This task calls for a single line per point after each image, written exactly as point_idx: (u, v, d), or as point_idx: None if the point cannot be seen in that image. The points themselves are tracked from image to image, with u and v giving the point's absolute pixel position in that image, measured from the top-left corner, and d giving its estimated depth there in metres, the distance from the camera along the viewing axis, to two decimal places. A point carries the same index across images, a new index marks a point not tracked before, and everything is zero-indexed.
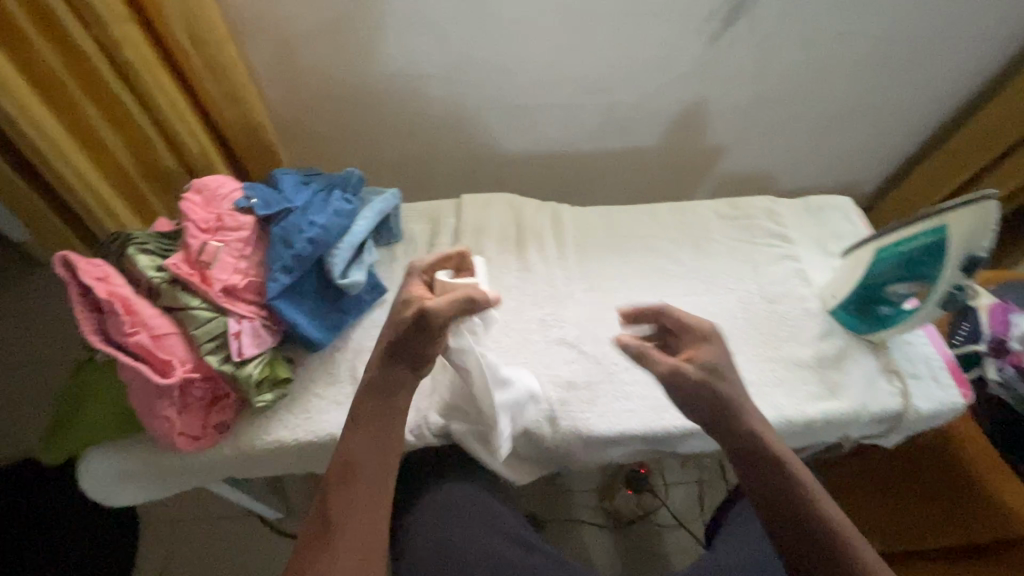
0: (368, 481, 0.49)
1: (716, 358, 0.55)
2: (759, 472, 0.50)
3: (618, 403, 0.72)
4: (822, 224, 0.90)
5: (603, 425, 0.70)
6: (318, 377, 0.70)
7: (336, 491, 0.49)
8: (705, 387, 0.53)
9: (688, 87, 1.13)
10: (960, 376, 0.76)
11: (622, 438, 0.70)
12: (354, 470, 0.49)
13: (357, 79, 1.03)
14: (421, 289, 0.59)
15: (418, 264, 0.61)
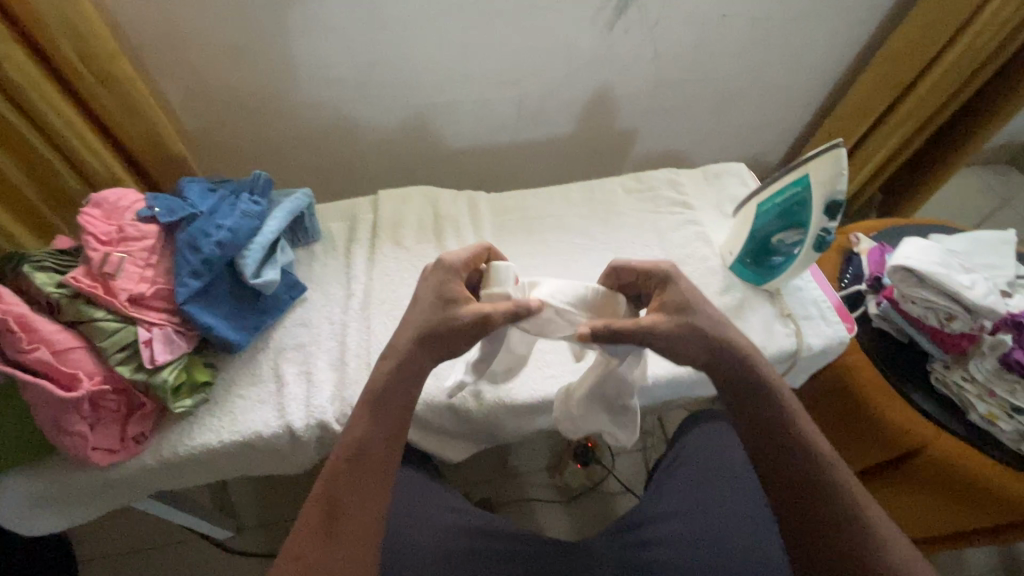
0: (380, 462, 0.54)
1: (687, 298, 0.60)
2: (757, 400, 0.58)
3: (540, 370, 0.75)
4: (719, 190, 0.98)
5: (525, 392, 0.73)
6: (240, 379, 0.71)
7: (349, 471, 0.53)
8: (684, 330, 0.59)
9: (594, 74, 1.20)
10: (845, 313, 0.84)
11: (544, 403, 0.73)
12: (366, 453, 0.54)
13: (268, 86, 1.04)
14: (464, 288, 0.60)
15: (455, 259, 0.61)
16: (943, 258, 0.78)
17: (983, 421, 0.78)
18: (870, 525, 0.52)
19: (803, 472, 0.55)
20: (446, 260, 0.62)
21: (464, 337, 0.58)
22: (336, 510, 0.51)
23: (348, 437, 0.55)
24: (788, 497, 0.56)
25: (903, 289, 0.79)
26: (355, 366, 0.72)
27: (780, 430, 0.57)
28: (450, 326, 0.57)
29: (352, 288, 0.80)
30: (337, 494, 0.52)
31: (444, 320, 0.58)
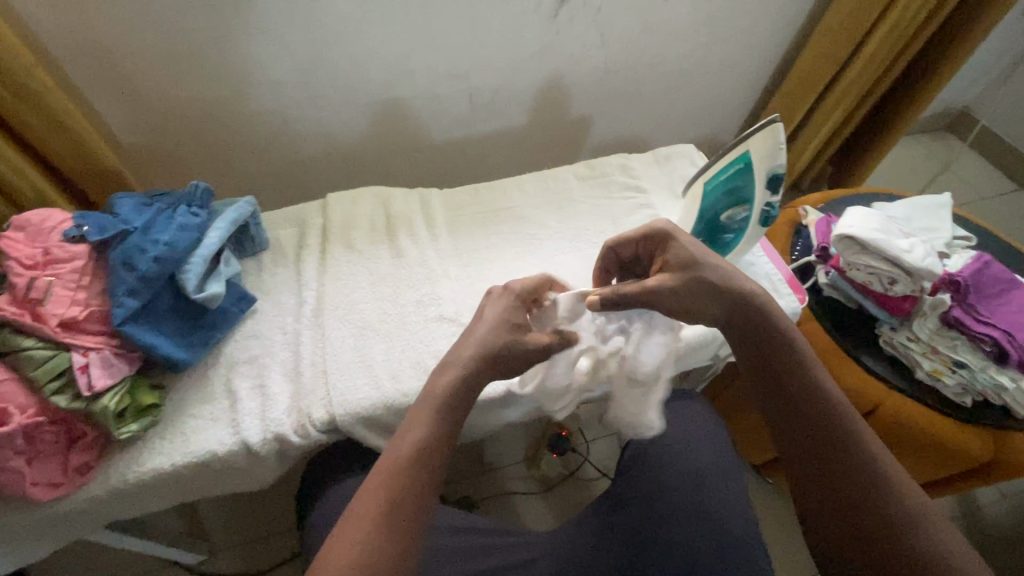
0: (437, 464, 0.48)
1: (690, 254, 0.60)
2: (768, 362, 0.58)
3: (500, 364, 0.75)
4: (670, 172, 0.99)
5: (486, 387, 0.73)
6: (190, 398, 0.68)
7: (411, 472, 0.47)
8: (686, 286, 0.59)
9: (543, 63, 1.19)
10: (796, 285, 0.86)
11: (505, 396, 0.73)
12: (425, 452, 0.48)
13: (206, 92, 1.00)
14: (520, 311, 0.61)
15: (514, 286, 0.64)
16: (883, 224, 0.80)
17: (929, 378, 0.81)
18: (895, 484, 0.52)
19: (816, 432, 0.55)
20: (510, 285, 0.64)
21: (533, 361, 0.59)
22: (399, 506, 0.45)
23: (406, 435, 0.49)
24: (803, 455, 0.55)
25: (848, 257, 0.81)
26: (311, 375, 0.70)
27: (791, 390, 0.56)
28: (511, 346, 0.57)
29: (304, 296, 0.78)
30: (402, 489, 0.46)
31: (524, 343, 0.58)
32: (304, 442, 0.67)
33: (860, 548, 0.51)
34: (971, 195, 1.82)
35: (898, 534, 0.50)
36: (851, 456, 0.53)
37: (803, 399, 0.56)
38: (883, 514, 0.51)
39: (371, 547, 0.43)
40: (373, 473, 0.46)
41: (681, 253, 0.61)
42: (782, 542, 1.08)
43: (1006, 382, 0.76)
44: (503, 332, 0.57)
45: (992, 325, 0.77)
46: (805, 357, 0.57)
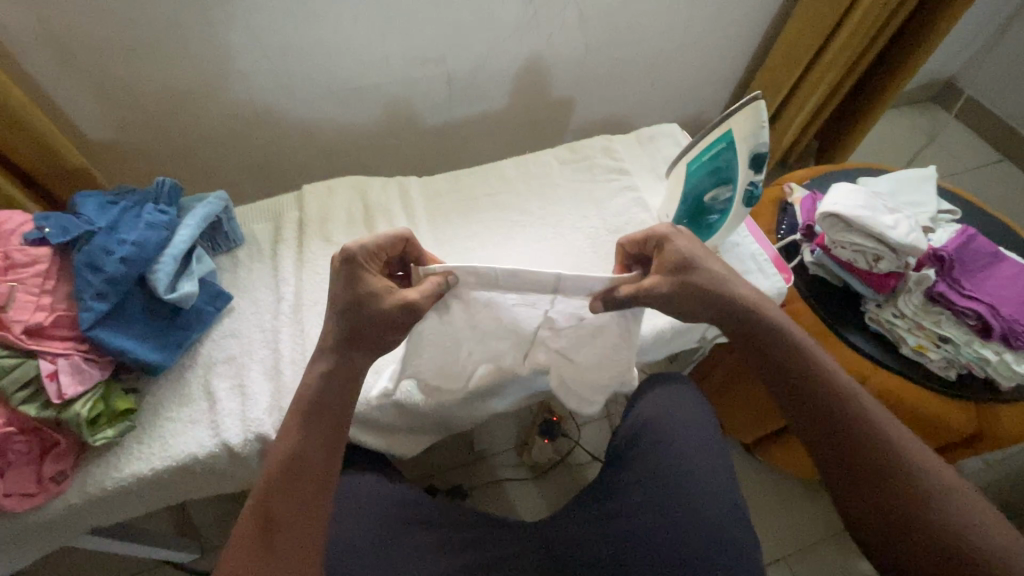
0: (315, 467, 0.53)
1: (685, 257, 0.60)
2: (775, 352, 0.59)
3: None
4: (653, 152, 0.97)
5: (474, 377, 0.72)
6: (169, 400, 0.67)
7: (286, 483, 0.51)
8: (686, 288, 0.60)
9: (522, 43, 1.16)
10: (781, 264, 0.86)
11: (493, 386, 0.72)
12: (301, 462, 0.52)
13: (173, 83, 0.96)
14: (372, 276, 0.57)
15: (354, 250, 0.57)
16: (867, 201, 0.80)
17: (914, 353, 0.81)
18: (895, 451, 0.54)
19: (831, 411, 0.56)
20: (351, 250, 0.57)
21: (395, 333, 0.57)
22: (271, 520, 0.50)
23: (285, 443, 0.53)
24: (822, 438, 0.56)
25: (832, 236, 0.80)
26: (292, 373, 0.69)
27: (801, 374, 0.58)
28: (370, 317, 0.56)
29: (282, 292, 0.76)
30: (272, 500, 0.50)
31: (367, 315, 0.56)
32: None
33: (893, 519, 0.52)
34: (957, 167, 1.82)
35: (917, 495, 0.52)
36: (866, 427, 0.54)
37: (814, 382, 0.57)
38: (903, 478, 0.52)
39: (248, 567, 0.48)
40: (259, 486, 0.52)
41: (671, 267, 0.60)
42: (771, 518, 1.10)
43: (990, 355, 0.76)
44: (351, 307, 0.56)
45: (976, 299, 0.77)
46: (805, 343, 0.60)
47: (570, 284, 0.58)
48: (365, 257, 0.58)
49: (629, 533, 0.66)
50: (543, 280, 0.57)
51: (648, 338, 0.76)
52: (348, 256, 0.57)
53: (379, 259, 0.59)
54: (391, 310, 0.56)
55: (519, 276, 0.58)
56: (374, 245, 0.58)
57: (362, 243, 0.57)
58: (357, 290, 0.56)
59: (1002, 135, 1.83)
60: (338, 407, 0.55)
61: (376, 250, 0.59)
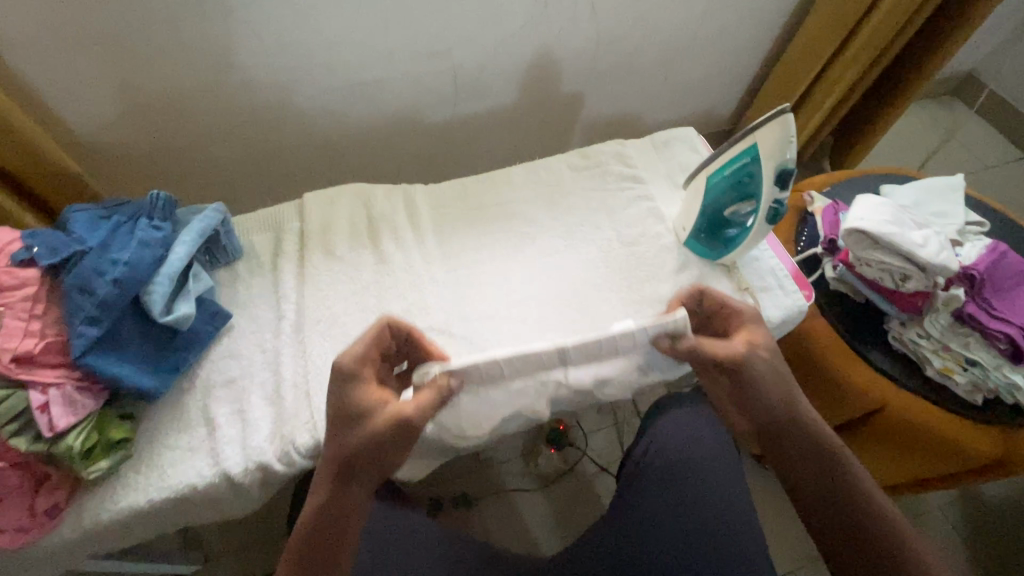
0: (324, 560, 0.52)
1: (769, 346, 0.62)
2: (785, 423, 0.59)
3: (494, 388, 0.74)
4: (669, 158, 0.93)
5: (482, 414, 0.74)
6: (167, 427, 0.64)
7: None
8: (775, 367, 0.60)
9: (532, 37, 1.11)
10: (801, 280, 0.82)
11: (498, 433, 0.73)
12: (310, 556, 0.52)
13: (168, 82, 0.92)
14: (372, 389, 0.56)
15: (345, 358, 0.56)
16: (894, 216, 0.76)
17: (940, 375, 0.78)
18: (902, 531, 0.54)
19: (808, 457, 0.58)
20: (340, 361, 0.56)
21: (393, 456, 0.54)
22: None
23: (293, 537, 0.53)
24: (818, 512, 0.57)
25: (857, 253, 0.76)
26: (293, 398, 0.66)
27: (806, 446, 0.58)
28: (368, 439, 0.53)
29: (283, 310, 0.73)
30: None
31: (359, 439, 0.53)
32: (290, 470, 0.64)
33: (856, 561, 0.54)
34: (975, 163, 1.77)
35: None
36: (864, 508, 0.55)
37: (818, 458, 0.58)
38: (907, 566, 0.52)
39: None
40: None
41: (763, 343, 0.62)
42: (781, 531, 1.09)
43: (1021, 381, 0.73)
44: (344, 429, 0.54)
45: (1008, 322, 0.73)
46: (796, 404, 0.60)
47: (573, 352, 0.58)
48: (357, 364, 0.56)
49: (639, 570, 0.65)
50: (539, 353, 0.58)
51: None
52: (337, 369, 0.56)
53: (372, 360, 0.58)
54: (384, 429, 0.53)
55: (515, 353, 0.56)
56: (365, 347, 0.58)
57: (351, 351, 0.56)
58: (349, 404, 0.55)
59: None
60: (339, 504, 0.53)
61: (367, 352, 0.58)
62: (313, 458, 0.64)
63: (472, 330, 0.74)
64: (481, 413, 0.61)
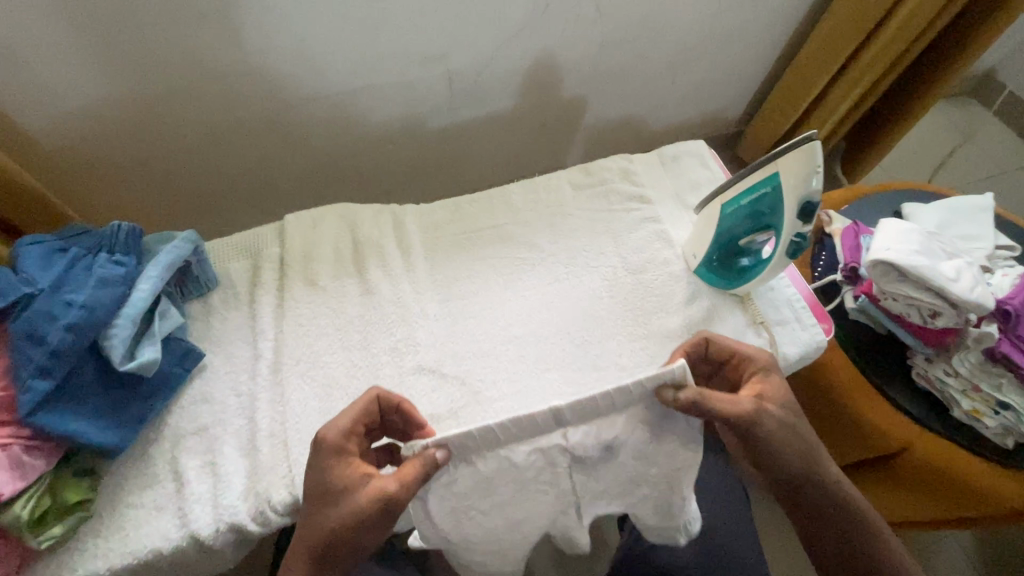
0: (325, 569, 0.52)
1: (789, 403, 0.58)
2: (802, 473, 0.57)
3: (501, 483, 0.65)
4: (678, 175, 0.86)
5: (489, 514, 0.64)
6: (132, 482, 0.59)
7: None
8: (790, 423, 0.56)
9: (532, 39, 1.04)
10: (820, 311, 0.76)
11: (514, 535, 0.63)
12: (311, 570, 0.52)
13: (140, 91, 0.86)
14: (352, 467, 0.52)
15: (328, 432, 0.52)
16: (923, 245, 0.70)
17: (967, 417, 0.73)
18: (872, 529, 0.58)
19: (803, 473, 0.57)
20: (323, 436, 0.53)
21: (368, 533, 0.51)
22: None
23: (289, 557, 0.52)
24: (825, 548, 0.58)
25: (882, 285, 0.71)
26: (269, 450, 0.61)
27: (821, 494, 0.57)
28: (348, 516, 0.50)
29: (260, 348, 0.67)
30: None
31: (336, 515, 0.51)
32: (266, 529, 0.59)
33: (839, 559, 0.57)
34: (992, 168, 1.70)
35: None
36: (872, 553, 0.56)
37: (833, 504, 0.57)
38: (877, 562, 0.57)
39: None
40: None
41: (775, 418, 0.56)
42: (788, 562, 1.04)
43: None
44: (324, 510, 0.51)
45: None
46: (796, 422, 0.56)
47: (573, 412, 0.50)
48: (340, 438, 0.53)
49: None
50: (538, 414, 0.49)
51: None
52: (318, 440, 0.53)
53: (358, 435, 0.54)
54: (364, 507, 0.50)
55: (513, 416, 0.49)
56: (350, 420, 0.53)
57: (335, 424, 0.53)
58: (327, 481, 0.52)
59: None
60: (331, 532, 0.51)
61: (354, 427, 0.54)
62: (290, 517, 0.59)
63: (465, 369, 0.68)
64: (473, 476, 0.52)
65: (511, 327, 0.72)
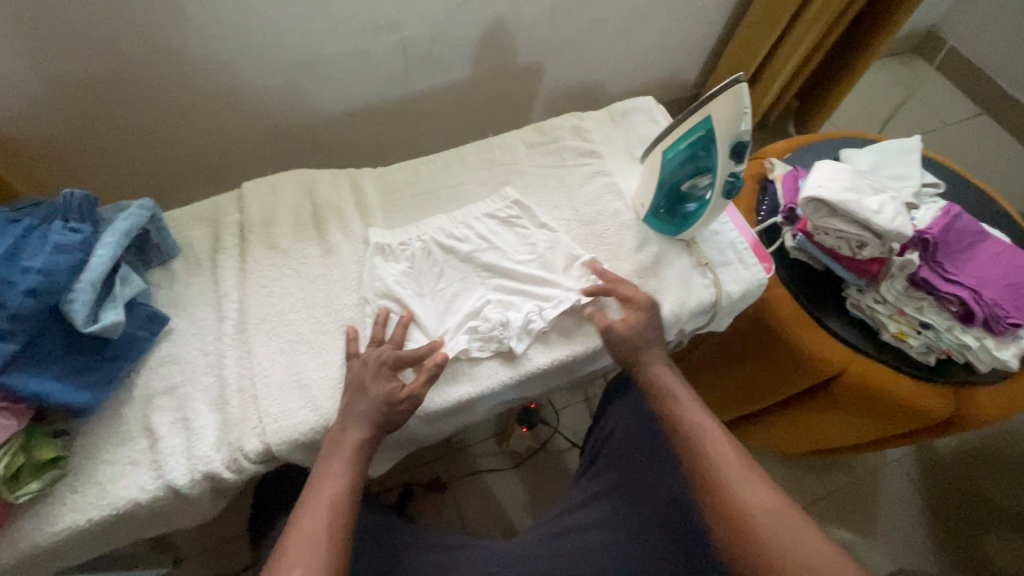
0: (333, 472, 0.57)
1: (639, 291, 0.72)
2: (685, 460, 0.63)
3: (491, 367, 0.69)
4: (627, 131, 0.90)
5: (481, 386, 0.68)
6: (105, 440, 0.61)
7: (304, 507, 0.55)
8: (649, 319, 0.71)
9: (484, 5, 1.04)
10: (762, 252, 0.81)
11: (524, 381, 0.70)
12: (317, 476, 0.57)
13: (88, 66, 0.84)
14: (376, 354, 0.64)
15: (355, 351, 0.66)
16: (852, 181, 0.75)
17: (895, 339, 0.79)
18: (744, 478, 0.59)
19: (678, 424, 0.65)
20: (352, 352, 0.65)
21: (400, 411, 0.62)
22: (296, 515, 0.54)
23: (326, 474, 0.57)
24: (735, 550, 0.56)
25: (815, 221, 0.76)
26: (238, 403, 0.64)
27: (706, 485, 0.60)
28: (387, 400, 0.61)
29: (225, 311, 0.69)
30: (300, 507, 0.55)
31: (365, 399, 0.61)
32: (240, 476, 0.62)
33: (719, 515, 0.58)
34: (935, 122, 1.78)
35: (752, 531, 0.55)
36: (766, 534, 0.55)
37: (721, 494, 0.59)
38: (743, 516, 0.56)
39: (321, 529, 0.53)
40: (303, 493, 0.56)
41: (638, 323, 0.70)
42: None
43: (970, 342, 0.73)
44: (370, 404, 0.61)
45: (959, 284, 0.73)
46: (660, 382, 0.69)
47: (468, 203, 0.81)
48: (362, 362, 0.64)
49: (584, 547, 0.68)
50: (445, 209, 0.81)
51: None
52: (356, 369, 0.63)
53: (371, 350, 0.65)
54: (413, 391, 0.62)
55: (427, 208, 0.81)
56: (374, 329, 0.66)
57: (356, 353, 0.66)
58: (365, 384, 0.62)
59: (981, 87, 1.79)
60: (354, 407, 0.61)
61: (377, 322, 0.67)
62: (262, 463, 0.62)
63: (427, 319, 0.70)
64: (423, 253, 0.74)
65: (474, 266, 0.75)
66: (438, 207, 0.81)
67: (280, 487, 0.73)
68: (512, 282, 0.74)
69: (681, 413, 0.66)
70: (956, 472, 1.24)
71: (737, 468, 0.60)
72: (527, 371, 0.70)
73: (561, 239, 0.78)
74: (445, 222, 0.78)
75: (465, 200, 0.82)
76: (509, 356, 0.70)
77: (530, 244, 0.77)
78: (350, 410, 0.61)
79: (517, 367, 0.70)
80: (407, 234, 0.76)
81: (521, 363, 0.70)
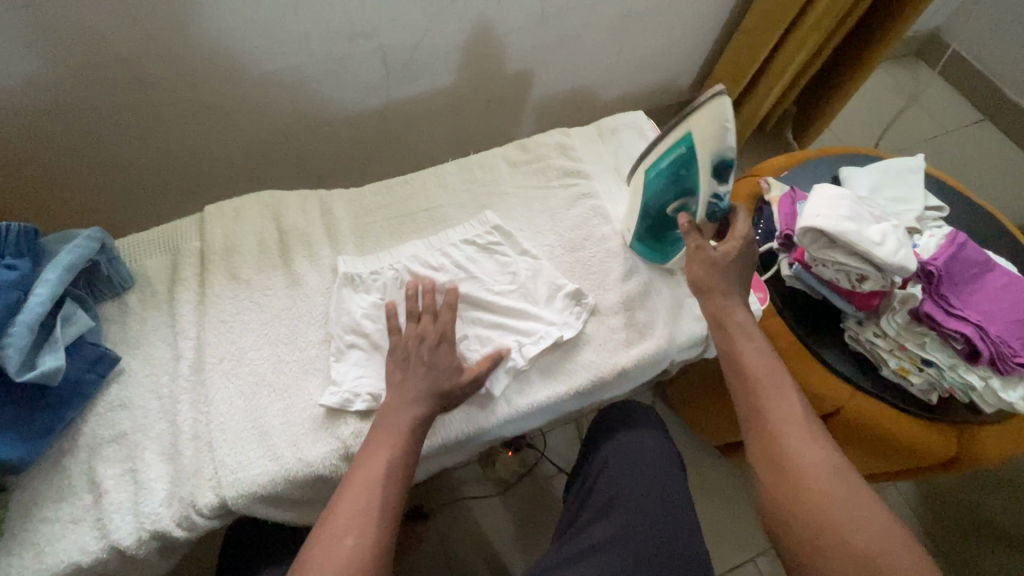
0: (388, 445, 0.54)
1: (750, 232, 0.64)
2: (742, 407, 0.56)
3: (462, 410, 0.65)
4: (615, 148, 0.85)
5: (455, 430, 0.64)
6: (46, 495, 0.56)
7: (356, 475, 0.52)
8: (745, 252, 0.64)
9: (466, 10, 0.99)
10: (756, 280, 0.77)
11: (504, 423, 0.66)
12: (373, 444, 0.54)
13: (41, 79, 0.78)
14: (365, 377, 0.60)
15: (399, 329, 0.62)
16: (852, 209, 0.70)
17: (895, 375, 0.75)
18: (806, 442, 0.52)
19: (744, 366, 0.58)
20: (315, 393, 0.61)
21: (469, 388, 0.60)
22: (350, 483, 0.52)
23: (378, 445, 0.54)
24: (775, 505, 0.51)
25: (813, 251, 0.71)
26: (192, 452, 0.59)
27: (767, 446, 0.53)
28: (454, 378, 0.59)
29: (181, 349, 0.65)
30: (353, 474, 0.52)
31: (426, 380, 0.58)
32: (193, 532, 0.57)
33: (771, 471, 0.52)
34: (936, 128, 1.74)
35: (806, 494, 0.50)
36: (818, 497, 0.49)
37: (778, 448, 0.52)
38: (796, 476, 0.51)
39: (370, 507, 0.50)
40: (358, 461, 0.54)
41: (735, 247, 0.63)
42: (732, 521, 1.10)
43: (975, 381, 0.69)
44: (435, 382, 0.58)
45: (965, 320, 0.69)
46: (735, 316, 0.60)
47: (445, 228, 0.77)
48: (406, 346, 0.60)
49: None
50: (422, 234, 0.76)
51: (606, 380, 0.69)
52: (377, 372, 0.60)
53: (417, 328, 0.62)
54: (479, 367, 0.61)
55: (402, 233, 0.76)
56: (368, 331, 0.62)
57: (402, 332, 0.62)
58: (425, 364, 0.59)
59: (983, 92, 1.75)
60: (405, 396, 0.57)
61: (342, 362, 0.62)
62: (217, 519, 0.58)
63: None
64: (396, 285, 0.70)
65: None
66: (414, 231, 0.77)
67: (242, 537, 0.68)
68: (490, 313, 0.69)
69: (748, 357, 0.58)
70: (954, 496, 1.21)
71: (800, 430, 0.53)
72: (505, 415, 0.65)
73: (544, 268, 0.73)
74: (420, 249, 0.73)
75: (443, 224, 0.78)
76: (485, 397, 0.65)
77: (511, 272, 0.73)
78: (405, 389, 0.58)
79: (493, 410, 0.65)
80: (381, 262, 0.71)
81: (498, 405, 0.65)
